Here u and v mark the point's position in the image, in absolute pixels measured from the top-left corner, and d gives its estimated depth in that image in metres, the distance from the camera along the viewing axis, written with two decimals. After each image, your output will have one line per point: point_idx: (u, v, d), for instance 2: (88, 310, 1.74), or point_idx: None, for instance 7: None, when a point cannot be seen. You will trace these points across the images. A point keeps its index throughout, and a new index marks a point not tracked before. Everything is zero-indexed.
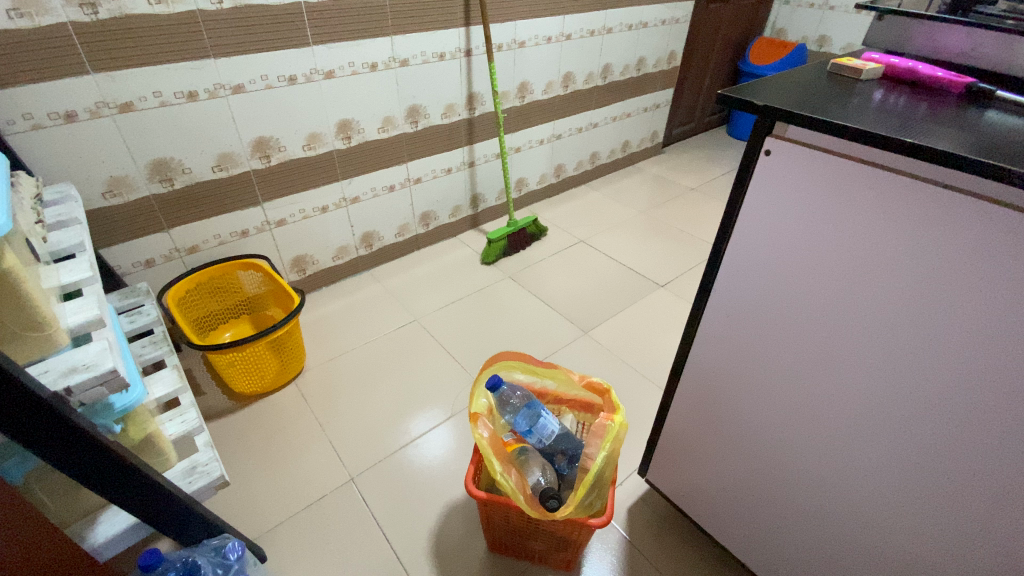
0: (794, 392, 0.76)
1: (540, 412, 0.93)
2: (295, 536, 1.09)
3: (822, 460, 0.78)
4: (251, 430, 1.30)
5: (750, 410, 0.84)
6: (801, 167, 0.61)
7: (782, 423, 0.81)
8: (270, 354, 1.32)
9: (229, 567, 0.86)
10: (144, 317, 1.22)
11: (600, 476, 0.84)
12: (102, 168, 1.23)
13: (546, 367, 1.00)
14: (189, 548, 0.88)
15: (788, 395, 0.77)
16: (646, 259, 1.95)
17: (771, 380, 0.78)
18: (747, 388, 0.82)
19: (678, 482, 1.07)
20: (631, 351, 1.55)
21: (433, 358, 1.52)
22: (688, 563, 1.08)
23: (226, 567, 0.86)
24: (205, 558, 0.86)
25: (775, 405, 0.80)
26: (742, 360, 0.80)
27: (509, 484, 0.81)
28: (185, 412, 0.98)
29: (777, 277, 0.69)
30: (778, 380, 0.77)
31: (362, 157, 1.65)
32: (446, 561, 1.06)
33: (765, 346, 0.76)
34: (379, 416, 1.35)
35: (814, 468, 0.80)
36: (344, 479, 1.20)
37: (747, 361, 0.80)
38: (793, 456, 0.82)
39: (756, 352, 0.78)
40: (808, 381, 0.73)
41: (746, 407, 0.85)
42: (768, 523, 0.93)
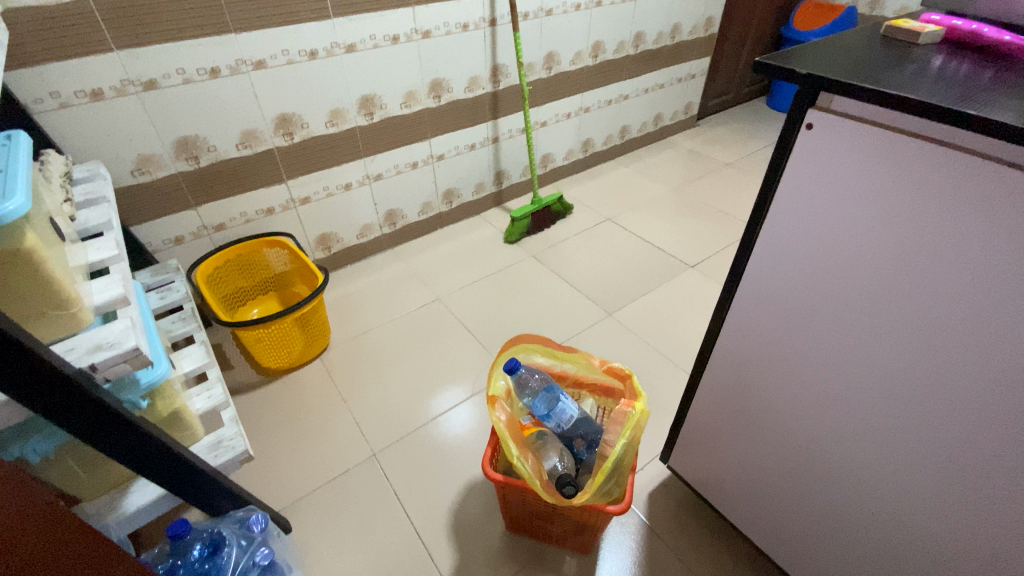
0: (828, 385, 0.72)
1: (559, 396, 0.91)
2: (319, 508, 1.12)
3: (857, 456, 0.74)
4: (277, 405, 1.33)
5: (778, 401, 0.81)
6: (845, 143, 0.55)
7: (811, 416, 0.77)
8: (296, 329, 1.34)
9: (252, 539, 0.88)
10: (174, 294, 1.25)
11: (619, 463, 0.81)
12: (130, 146, 1.25)
13: (566, 351, 0.97)
14: (216, 519, 0.91)
15: (821, 388, 0.73)
16: (675, 238, 1.88)
17: (803, 372, 0.74)
18: (775, 378, 0.79)
19: (701, 469, 1.04)
20: (656, 334, 1.51)
21: (456, 338, 1.52)
22: (709, 551, 1.07)
23: (249, 539, 0.88)
24: (229, 530, 0.89)
25: (805, 397, 0.76)
26: (771, 349, 0.76)
27: (525, 468, 0.81)
28: (212, 387, 1.01)
29: (813, 261, 0.64)
30: (811, 372, 0.73)
31: (385, 133, 1.63)
32: (464, 538, 1.07)
33: (798, 335, 0.71)
34: (401, 393, 1.36)
35: (846, 464, 0.76)
36: (366, 456, 1.22)
37: (778, 351, 0.75)
38: (824, 451, 0.78)
39: (787, 341, 0.73)
40: (843, 375, 0.69)
41: (773, 397, 0.81)
42: (793, 516, 0.90)
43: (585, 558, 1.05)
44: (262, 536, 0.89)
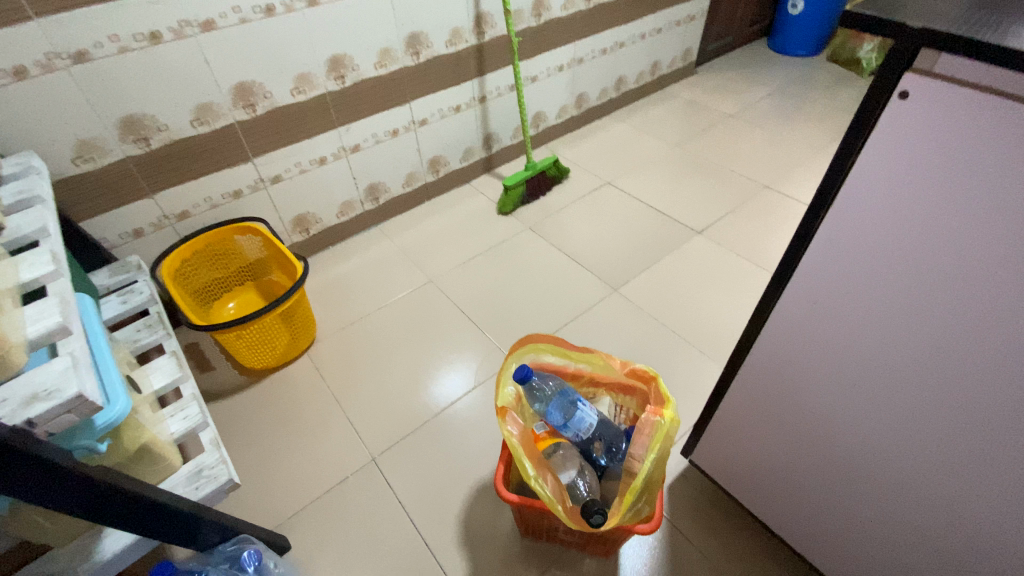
0: (889, 396, 0.62)
1: (576, 403, 0.83)
2: (318, 522, 1.05)
3: (916, 470, 0.66)
4: (265, 410, 1.23)
5: (824, 405, 0.72)
6: (951, 118, 0.43)
7: (864, 423, 0.68)
8: (279, 324, 1.23)
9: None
10: (137, 297, 1.13)
11: (648, 480, 0.73)
12: (67, 130, 1.08)
13: (581, 350, 0.88)
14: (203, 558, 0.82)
15: (879, 396, 0.64)
16: (680, 201, 1.74)
17: (858, 379, 0.65)
18: (821, 382, 0.70)
19: (728, 465, 0.97)
20: (667, 310, 1.41)
21: (453, 324, 1.41)
22: (734, 545, 1.01)
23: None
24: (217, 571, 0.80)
25: (858, 404, 0.67)
26: (821, 351, 0.67)
27: (545, 492, 0.73)
28: (187, 406, 0.92)
29: (889, 259, 0.53)
30: (869, 379, 0.63)
31: (360, 98, 1.45)
32: (476, 546, 1.01)
33: (858, 340, 0.61)
34: (398, 389, 1.27)
35: (899, 476, 0.68)
36: (364, 461, 1.14)
37: (829, 354, 0.66)
38: (875, 460, 0.70)
39: (840, 344, 0.64)
40: (910, 386, 0.59)
41: (819, 401, 0.72)
42: (831, 519, 0.83)
43: (605, 560, 0.99)
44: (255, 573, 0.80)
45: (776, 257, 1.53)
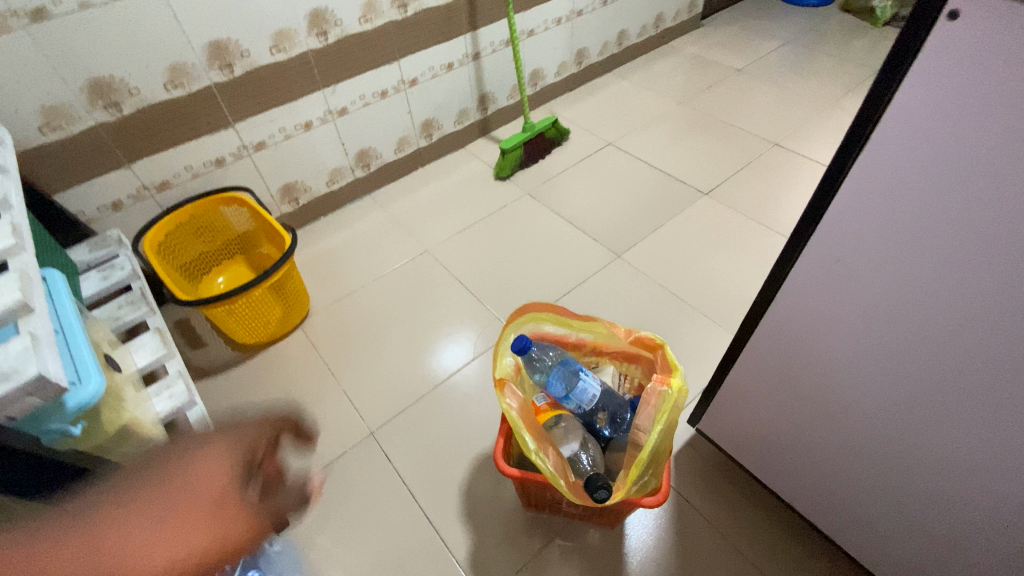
0: (918, 360, 0.58)
1: (578, 373, 0.79)
2: (317, 498, 1.02)
3: (945, 437, 0.61)
4: (259, 385, 1.20)
5: (845, 370, 0.67)
6: (1016, 37, 0.36)
7: (889, 389, 0.64)
8: (270, 297, 1.18)
9: None
10: (119, 273, 1.09)
11: (656, 452, 0.69)
12: (30, 96, 1.01)
13: (582, 319, 0.83)
14: None
15: (908, 361, 0.59)
16: (686, 161, 1.66)
17: (884, 340, 0.60)
18: (842, 345, 0.65)
19: (739, 433, 0.93)
20: (672, 276, 1.35)
21: (450, 294, 1.36)
22: (744, 514, 0.98)
23: None
24: None
25: (883, 369, 0.62)
26: (844, 312, 0.62)
27: (547, 467, 0.69)
28: (172, 384, 0.88)
29: (931, 206, 0.47)
30: (897, 341, 0.58)
31: (344, 56, 1.36)
32: (479, 519, 0.99)
33: (887, 298, 0.56)
34: (396, 361, 1.23)
35: (925, 443, 0.64)
36: (363, 436, 1.11)
37: (853, 314, 0.61)
38: (898, 427, 0.66)
39: (865, 303, 0.58)
40: (943, 350, 0.54)
41: (838, 366, 0.67)
42: (847, 488, 0.79)
43: (611, 532, 0.96)
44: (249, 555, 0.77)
45: (786, 218, 1.46)
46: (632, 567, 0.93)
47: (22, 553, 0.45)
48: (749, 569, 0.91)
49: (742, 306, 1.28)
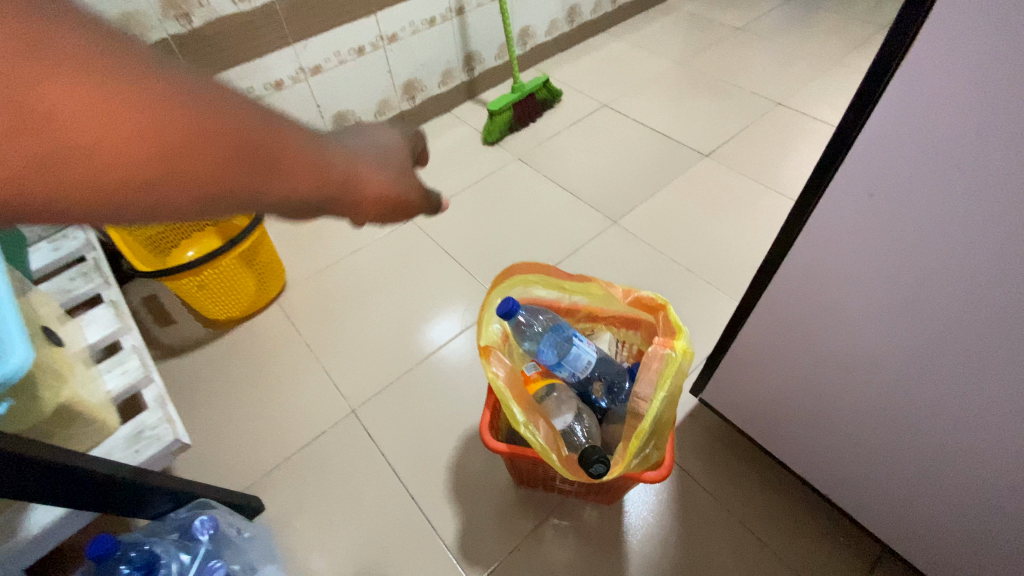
0: (953, 325, 0.49)
1: (571, 339, 0.71)
2: (293, 480, 0.96)
3: (981, 413, 0.53)
4: (232, 362, 1.12)
5: (866, 337, 0.59)
6: None
7: (915, 361, 0.56)
8: (239, 269, 1.10)
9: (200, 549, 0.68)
10: (71, 243, 1.00)
11: (658, 422, 0.63)
12: None
13: (575, 280, 0.75)
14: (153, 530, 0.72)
15: (941, 328, 0.51)
16: (685, 122, 1.57)
17: (912, 304, 0.51)
18: (862, 309, 0.57)
19: (745, 404, 0.86)
20: (672, 241, 1.27)
21: (436, 264, 1.27)
22: (751, 490, 0.91)
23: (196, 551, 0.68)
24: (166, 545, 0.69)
25: (909, 337, 0.54)
26: (867, 271, 0.53)
27: (538, 441, 0.62)
28: (126, 359, 0.81)
29: (980, 140, 0.38)
30: (928, 303, 0.50)
31: (314, 7, 1.25)
32: (466, 500, 0.92)
33: (918, 254, 0.47)
34: (378, 335, 1.15)
35: (957, 418, 0.56)
36: (343, 415, 1.03)
37: (879, 275, 0.52)
38: (926, 399, 0.58)
39: (892, 260, 0.50)
40: (980, 316, 0.46)
41: (857, 331, 0.60)
42: (864, 461, 0.73)
43: (609, 509, 0.90)
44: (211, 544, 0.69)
45: (790, 180, 1.38)
46: (632, 546, 0.87)
47: (212, 104, 0.30)
48: (757, 548, 0.85)
49: (746, 271, 1.20)
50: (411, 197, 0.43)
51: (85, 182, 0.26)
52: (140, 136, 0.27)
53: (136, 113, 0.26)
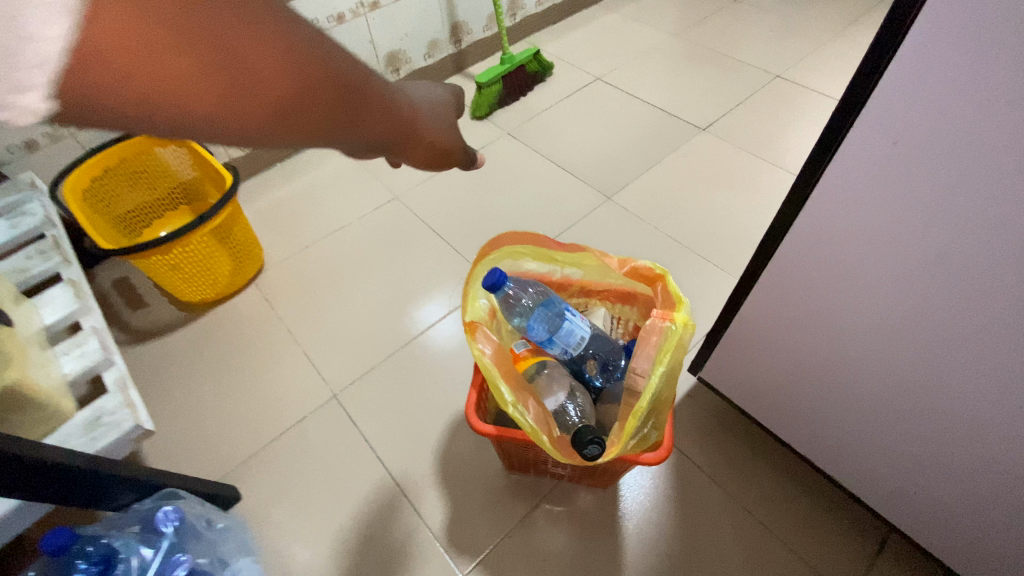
0: (979, 292, 0.45)
1: (563, 314, 0.66)
2: (272, 468, 0.91)
3: (1003, 387, 0.49)
4: (208, 346, 1.06)
5: (879, 309, 0.54)
6: None
7: (934, 333, 0.51)
8: (213, 248, 1.03)
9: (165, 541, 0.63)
10: (29, 220, 0.94)
11: (657, 401, 0.58)
12: None
13: (567, 251, 0.70)
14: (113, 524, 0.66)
15: (966, 294, 0.46)
16: (682, 96, 1.51)
17: (933, 269, 0.46)
18: (877, 276, 0.52)
19: (746, 383, 0.82)
20: (668, 217, 1.22)
21: (423, 243, 1.22)
22: (752, 472, 0.87)
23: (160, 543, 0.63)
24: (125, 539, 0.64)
25: (927, 307, 0.50)
26: (884, 233, 0.48)
27: (527, 422, 0.58)
28: (84, 341, 0.75)
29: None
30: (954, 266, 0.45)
31: None
32: (454, 486, 0.88)
33: (945, 211, 0.43)
34: (362, 316, 1.10)
35: (977, 394, 0.52)
36: (325, 399, 0.98)
37: (899, 237, 0.47)
38: (943, 374, 0.54)
39: (914, 220, 0.45)
40: (1012, 280, 0.42)
41: (870, 302, 0.55)
42: (873, 441, 0.69)
43: (604, 494, 0.86)
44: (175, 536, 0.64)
45: (790, 154, 1.33)
46: (627, 531, 0.83)
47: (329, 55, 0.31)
48: (758, 531, 0.82)
49: (745, 248, 1.16)
50: (455, 148, 0.45)
51: (216, 112, 0.28)
52: (263, 68, 0.28)
53: (263, 45, 0.27)
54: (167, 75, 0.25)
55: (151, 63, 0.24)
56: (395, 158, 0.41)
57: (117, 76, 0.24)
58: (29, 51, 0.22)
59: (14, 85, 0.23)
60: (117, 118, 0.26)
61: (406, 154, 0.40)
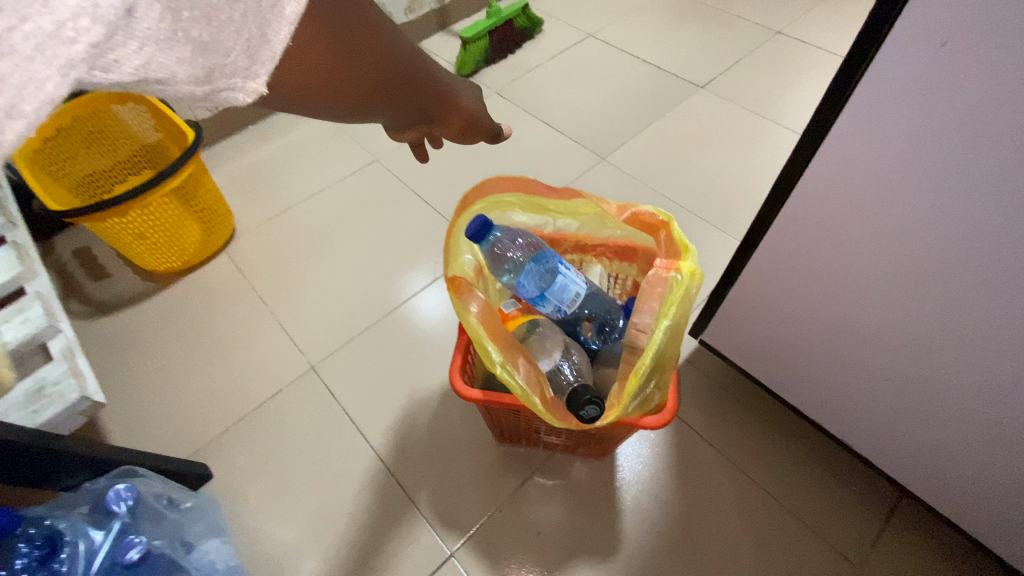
0: None
1: (557, 267, 0.60)
2: (246, 444, 0.85)
3: None
4: (176, 318, 0.99)
5: (908, 252, 0.49)
6: None
7: (971, 273, 0.46)
8: (178, 212, 0.95)
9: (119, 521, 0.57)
10: None
11: (662, 357, 0.52)
12: None
13: (560, 198, 0.64)
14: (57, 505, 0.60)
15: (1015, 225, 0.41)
16: (679, 52, 1.43)
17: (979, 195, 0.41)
18: (909, 212, 0.46)
19: (752, 345, 0.77)
20: (665, 177, 1.16)
21: (405, 206, 1.14)
22: (755, 438, 0.83)
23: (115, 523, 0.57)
24: (71, 520, 0.58)
25: (967, 243, 0.44)
26: (924, 157, 0.42)
27: (517, 382, 0.52)
28: (27, 306, 0.67)
29: None
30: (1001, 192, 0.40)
31: None
32: (441, 459, 0.83)
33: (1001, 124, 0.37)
34: (341, 284, 1.03)
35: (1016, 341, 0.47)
36: (303, 371, 0.92)
37: (941, 161, 0.41)
38: (978, 320, 0.49)
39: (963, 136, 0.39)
40: None
41: (898, 243, 0.49)
42: (889, 401, 0.64)
43: (600, 464, 0.81)
44: (130, 516, 0.58)
45: (793, 111, 1.27)
46: (626, 503, 0.78)
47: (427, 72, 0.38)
48: (763, 499, 0.78)
49: (746, 209, 1.10)
50: (486, 127, 0.50)
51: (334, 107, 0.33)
52: (375, 64, 0.33)
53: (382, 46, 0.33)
54: (321, 82, 0.30)
55: (314, 69, 0.29)
56: (431, 130, 0.46)
57: (283, 73, 0.28)
58: (265, 48, 0.25)
59: (244, 74, 0.25)
60: (269, 97, 0.30)
61: (444, 129, 0.46)
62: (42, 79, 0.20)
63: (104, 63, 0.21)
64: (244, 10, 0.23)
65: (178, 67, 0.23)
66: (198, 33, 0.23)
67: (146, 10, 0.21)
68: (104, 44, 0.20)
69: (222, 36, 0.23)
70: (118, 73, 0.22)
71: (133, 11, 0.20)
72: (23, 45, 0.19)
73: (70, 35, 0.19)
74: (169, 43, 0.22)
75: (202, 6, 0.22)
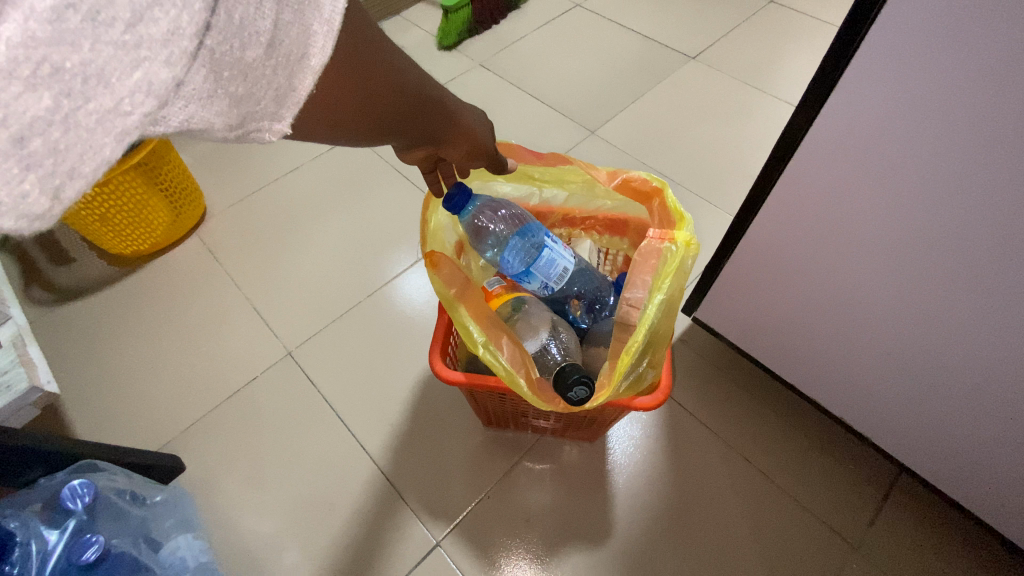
0: None
1: (544, 241, 0.56)
2: (221, 434, 0.81)
3: None
4: (143, 305, 0.94)
5: (915, 220, 0.45)
6: None
7: (982, 242, 0.43)
8: (143, 192, 0.90)
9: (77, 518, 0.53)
10: None
11: (655, 334, 0.49)
12: None
13: (545, 164, 0.59)
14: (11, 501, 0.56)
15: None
16: (670, 22, 1.38)
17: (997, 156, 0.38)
18: (919, 176, 0.43)
19: (747, 324, 0.74)
20: (657, 152, 1.12)
21: (385, 185, 1.09)
22: (750, 418, 0.80)
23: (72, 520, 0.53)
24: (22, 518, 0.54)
25: (980, 209, 0.41)
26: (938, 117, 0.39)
27: (500, 364, 0.49)
28: None
29: None
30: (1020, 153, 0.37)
31: None
32: (426, 446, 0.79)
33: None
34: (319, 266, 0.98)
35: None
36: (279, 357, 0.88)
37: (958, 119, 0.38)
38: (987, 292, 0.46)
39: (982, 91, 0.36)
40: None
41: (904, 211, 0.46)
42: (889, 379, 0.62)
43: (591, 447, 0.79)
44: (87, 514, 0.54)
45: (786, 82, 1.23)
46: (618, 487, 0.76)
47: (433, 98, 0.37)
48: (758, 480, 0.76)
49: (739, 183, 1.06)
50: (492, 151, 0.49)
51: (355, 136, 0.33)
52: (388, 95, 0.32)
53: (392, 71, 0.31)
54: (342, 123, 0.30)
55: (335, 109, 0.29)
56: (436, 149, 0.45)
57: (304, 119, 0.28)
58: (292, 95, 0.24)
59: (272, 118, 0.25)
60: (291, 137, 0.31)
61: (448, 148, 0.45)
62: (99, 146, 0.20)
63: (154, 123, 0.21)
64: (275, 65, 0.23)
65: (215, 119, 0.23)
66: (235, 89, 0.23)
67: (192, 75, 0.21)
68: (156, 111, 0.21)
69: (256, 88, 0.23)
70: (165, 129, 0.22)
71: (181, 81, 0.21)
72: (84, 120, 0.20)
73: (126, 108, 0.20)
74: (209, 101, 0.22)
75: (241, 66, 0.22)
